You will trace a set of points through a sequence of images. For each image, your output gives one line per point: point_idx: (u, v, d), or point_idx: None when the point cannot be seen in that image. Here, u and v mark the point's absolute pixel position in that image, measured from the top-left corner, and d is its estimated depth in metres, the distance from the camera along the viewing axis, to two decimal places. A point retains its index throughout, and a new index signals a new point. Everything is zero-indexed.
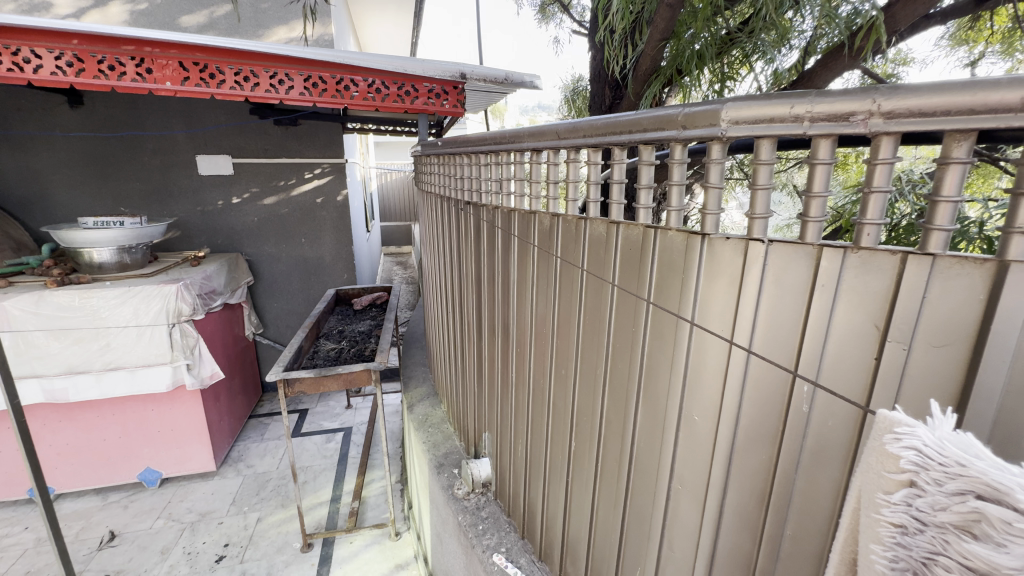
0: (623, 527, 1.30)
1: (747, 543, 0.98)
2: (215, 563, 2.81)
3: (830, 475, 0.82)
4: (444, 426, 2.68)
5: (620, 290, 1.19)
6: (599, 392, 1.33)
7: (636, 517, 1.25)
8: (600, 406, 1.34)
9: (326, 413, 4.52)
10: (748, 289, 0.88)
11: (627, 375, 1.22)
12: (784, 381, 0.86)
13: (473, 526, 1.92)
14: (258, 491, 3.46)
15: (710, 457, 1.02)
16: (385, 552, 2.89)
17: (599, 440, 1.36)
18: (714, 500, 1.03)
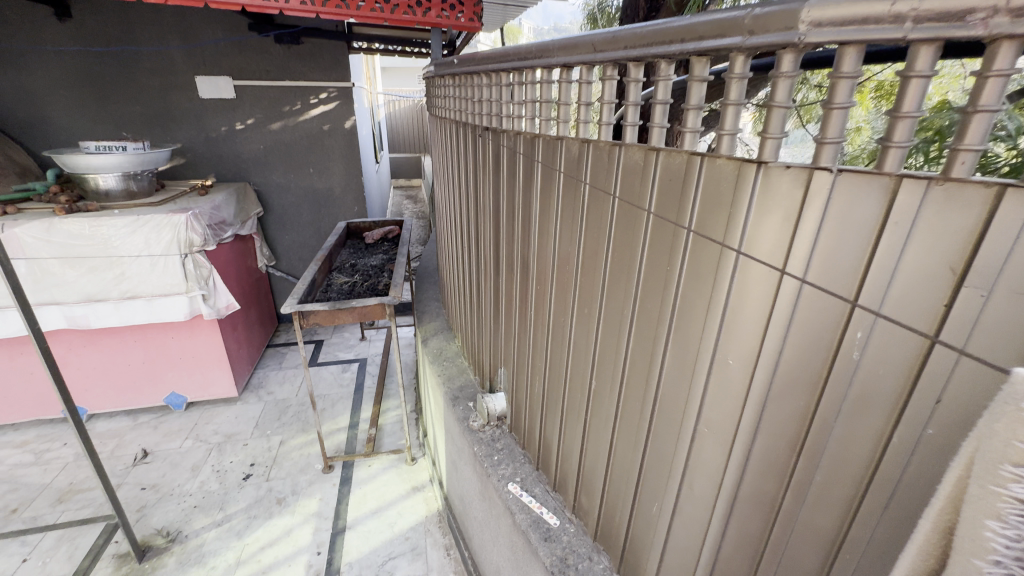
0: (642, 464, 1.30)
1: (773, 487, 0.97)
2: (242, 481, 2.98)
3: (871, 425, 0.78)
4: (458, 360, 2.71)
5: (655, 222, 1.10)
6: (626, 329, 1.28)
7: (656, 454, 1.25)
8: (625, 344, 1.30)
9: (341, 344, 4.63)
10: (806, 224, 0.79)
11: (657, 315, 1.16)
12: (834, 324, 0.79)
13: (489, 457, 1.96)
14: (279, 416, 3.60)
15: (741, 398, 0.99)
16: (401, 475, 3.03)
17: (622, 378, 1.33)
18: (741, 441, 1.01)
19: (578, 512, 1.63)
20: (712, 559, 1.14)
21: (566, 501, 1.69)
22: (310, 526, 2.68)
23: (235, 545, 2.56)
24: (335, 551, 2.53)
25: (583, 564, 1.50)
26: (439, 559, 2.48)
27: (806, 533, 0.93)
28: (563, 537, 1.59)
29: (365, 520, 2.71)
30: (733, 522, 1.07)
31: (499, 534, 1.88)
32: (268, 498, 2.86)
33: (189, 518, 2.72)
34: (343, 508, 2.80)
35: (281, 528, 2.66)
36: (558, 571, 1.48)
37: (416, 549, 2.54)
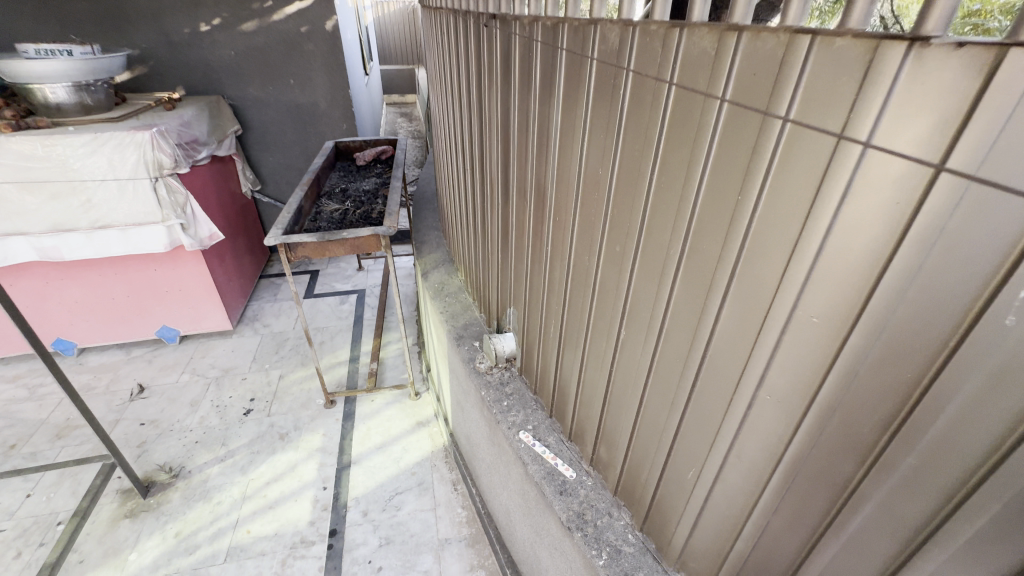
0: (678, 427, 1.13)
1: (847, 468, 0.80)
2: (243, 416, 2.92)
3: (1014, 411, 0.58)
4: (461, 295, 2.50)
5: (727, 122, 0.78)
6: (669, 271, 1.02)
7: (697, 418, 1.06)
8: (666, 290, 1.04)
9: (338, 275, 4.42)
10: (972, 133, 0.52)
11: (709, 260, 0.91)
12: (990, 274, 0.55)
13: (499, 403, 1.82)
14: (277, 349, 3.48)
15: (819, 364, 0.78)
16: (405, 410, 2.96)
17: (659, 329, 1.10)
18: (812, 412, 0.82)
19: (596, 464, 1.51)
20: (757, 531, 1.01)
21: (584, 452, 1.56)
22: (314, 461, 2.64)
23: (240, 481, 2.53)
24: (340, 486, 2.51)
25: (602, 520, 1.39)
26: (447, 493, 2.46)
27: (889, 520, 0.77)
28: (580, 491, 1.48)
29: (369, 456, 2.67)
30: (789, 498, 0.92)
31: (510, 480, 1.79)
32: (271, 434, 2.80)
33: (191, 454, 2.68)
34: (347, 443, 2.75)
35: (285, 463, 2.63)
36: (575, 527, 1.39)
37: (423, 484, 2.52)
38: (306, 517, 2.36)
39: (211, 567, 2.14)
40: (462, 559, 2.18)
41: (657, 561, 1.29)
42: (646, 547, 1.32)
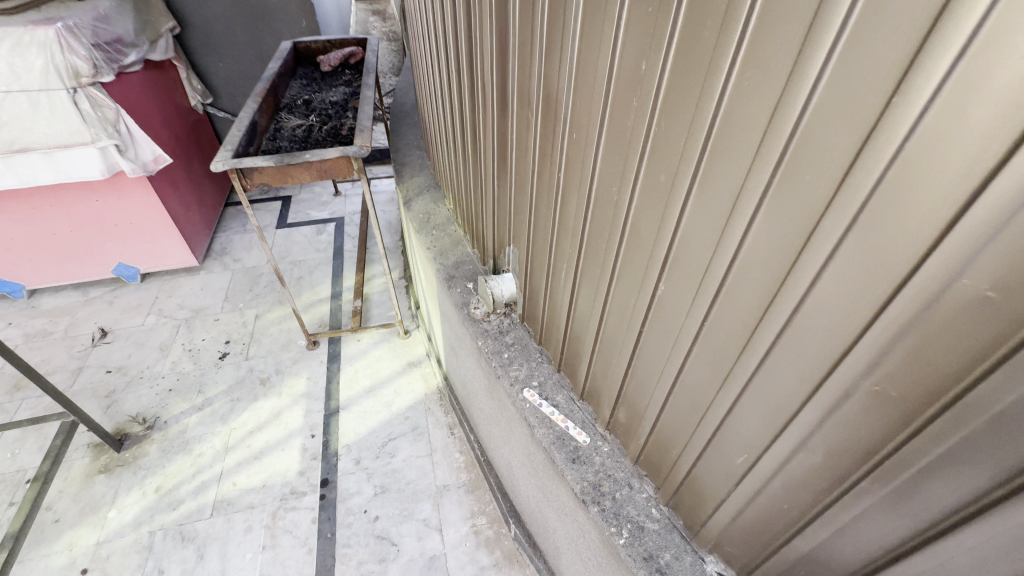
0: (731, 408, 0.90)
1: (982, 489, 0.58)
2: (219, 360, 2.70)
3: None
4: (451, 227, 2.18)
5: None
6: (746, 213, 0.71)
7: (762, 400, 0.83)
8: (736, 240, 0.75)
9: (313, 201, 4.02)
10: None
11: (813, 203, 0.61)
12: None
13: (499, 355, 1.60)
14: (251, 287, 3.19)
15: (974, 359, 0.53)
16: (395, 350, 2.77)
17: (717, 289, 0.82)
18: (945, 418, 0.58)
19: (614, 428, 1.31)
20: (823, 534, 0.82)
21: (599, 414, 1.36)
22: (300, 407, 2.48)
23: (221, 431, 2.37)
24: (330, 433, 2.36)
25: (621, 493, 1.23)
26: (443, 439, 2.33)
27: None
28: (594, 459, 1.30)
29: (359, 400, 2.51)
30: (875, 505, 0.72)
31: (513, 437, 1.62)
32: (250, 378, 2.61)
33: (166, 403, 2.49)
34: (334, 387, 2.58)
35: (268, 410, 2.46)
36: (591, 500, 1.22)
37: (418, 429, 2.38)
38: (295, 467, 2.23)
39: (198, 522, 2.04)
40: (462, 505, 2.09)
41: (684, 539, 1.14)
42: (672, 524, 1.16)
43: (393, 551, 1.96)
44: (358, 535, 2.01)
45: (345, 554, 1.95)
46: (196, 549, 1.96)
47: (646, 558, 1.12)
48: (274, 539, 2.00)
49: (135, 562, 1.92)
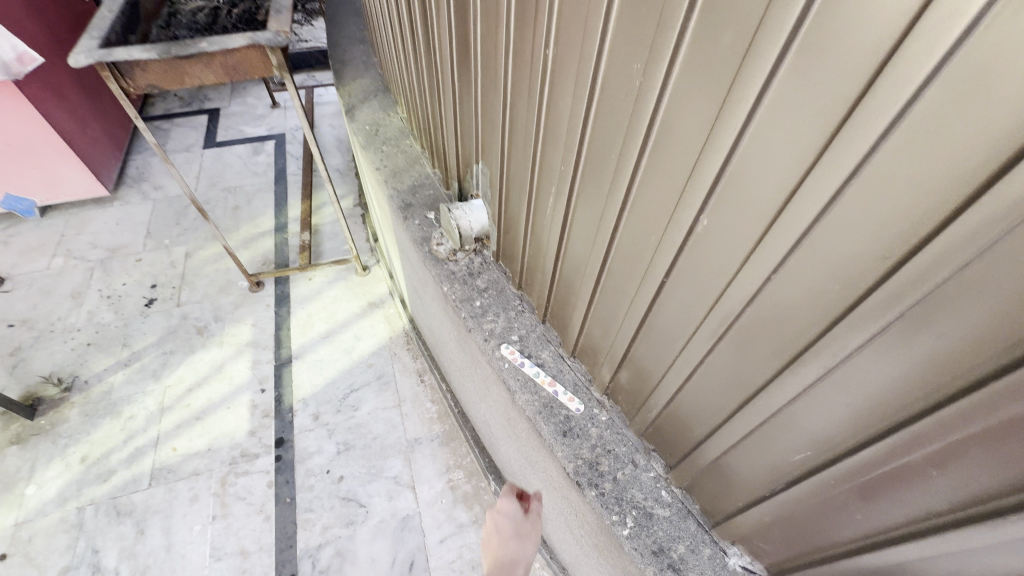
0: (799, 396, 0.64)
1: None
2: (145, 308, 2.33)
3: None
4: (405, 141, 1.76)
5: None
6: (899, 98, 0.38)
7: (863, 391, 0.56)
8: (863, 148, 0.43)
9: (246, 115, 3.41)
10: None
11: None
12: None
13: (469, 304, 1.30)
14: (178, 220, 2.72)
15: None
16: (353, 289, 2.43)
17: (809, 229, 0.52)
18: None
19: (615, 393, 1.06)
20: (913, 564, 0.60)
21: (596, 376, 1.10)
22: (245, 359, 2.17)
23: (154, 390, 2.07)
24: (282, 387, 2.09)
25: (624, 474, 1.00)
26: (412, 387, 2.09)
27: None
28: (590, 431, 1.06)
29: (314, 348, 2.21)
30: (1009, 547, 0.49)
31: (490, 397, 1.37)
32: (185, 328, 2.27)
33: (84, 361, 2.14)
34: (284, 335, 2.26)
35: (209, 363, 2.15)
36: (587, 483, 0.99)
37: (383, 378, 2.12)
38: (244, 427, 1.98)
39: (135, 494, 1.80)
40: (436, 460, 1.90)
41: (701, 527, 0.94)
42: (687, 510, 0.96)
43: (362, 514, 1.78)
44: (321, 498, 1.81)
45: (308, 519, 1.76)
46: (135, 524, 1.74)
47: (656, 552, 0.92)
48: (225, 507, 1.78)
49: (64, 543, 1.69)
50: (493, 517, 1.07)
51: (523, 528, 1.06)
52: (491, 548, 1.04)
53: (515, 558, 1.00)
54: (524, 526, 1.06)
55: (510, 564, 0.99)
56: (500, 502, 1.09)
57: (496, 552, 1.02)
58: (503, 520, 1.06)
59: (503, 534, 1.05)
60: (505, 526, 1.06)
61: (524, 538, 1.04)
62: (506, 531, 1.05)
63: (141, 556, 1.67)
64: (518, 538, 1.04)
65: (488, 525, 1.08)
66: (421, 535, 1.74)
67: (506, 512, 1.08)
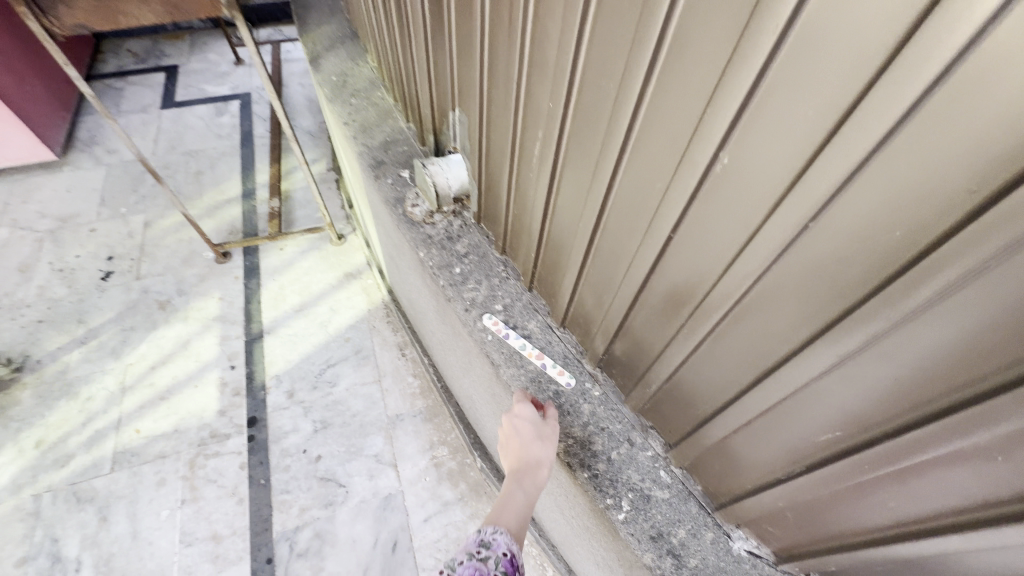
0: (828, 369, 0.55)
1: None
2: (102, 282, 2.16)
3: None
4: (376, 93, 1.59)
5: None
6: None
7: (922, 358, 0.47)
8: (960, 40, 0.32)
9: (207, 72, 3.15)
10: None
11: None
12: None
13: (448, 270, 1.17)
14: (135, 186, 2.52)
15: None
16: (328, 258, 2.28)
17: (868, 157, 0.41)
18: None
19: (609, 366, 0.96)
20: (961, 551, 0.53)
21: (588, 347, 1.00)
22: (213, 334, 2.04)
23: (114, 368, 1.93)
24: (253, 363, 1.96)
25: (619, 453, 0.91)
26: (393, 362, 1.98)
27: None
28: (582, 407, 0.97)
29: (287, 322, 2.08)
30: None
31: (473, 371, 1.27)
32: (146, 302, 2.11)
33: (36, 339, 1.99)
34: (255, 308, 2.12)
35: (173, 339, 2.01)
36: (579, 464, 0.90)
37: (361, 352, 2.01)
38: (214, 406, 1.86)
39: (96, 480, 1.69)
40: (419, 436, 1.82)
41: (703, 509, 0.86)
42: (688, 490, 0.88)
43: (341, 494, 1.69)
44: (297, 479, 1.72)
45: (284, 501, 1.67)
46: (97, 511, 1.63)
47: (654, 537, 0.84)
48: (194, 491, 1.68)
49: (21, 533, 1.59)
50: (509, 423, 0.93)
51: (544, 431, 0.90)
52: (511, 452, 0.94)
53: (539, 465, 0.90)
54: (545, 430, 0.90)
55: (534, 468, 0.91)
56: (516, 405, 0.95)
57: (516, 455, 0.92)
58: (521, 425, 0.92)
59: (522, 441, 0.92)
60: (522, 433, 0.91)
61: (546, 444, 0.90)
62: (525, 435, 0.91)
63: (105, 544, 1.58)
64: (539, 444, 0.90)
65: (504, 429, 0.95)
66: (404, 515, 1.66)
67: (524, 416, 0.93)
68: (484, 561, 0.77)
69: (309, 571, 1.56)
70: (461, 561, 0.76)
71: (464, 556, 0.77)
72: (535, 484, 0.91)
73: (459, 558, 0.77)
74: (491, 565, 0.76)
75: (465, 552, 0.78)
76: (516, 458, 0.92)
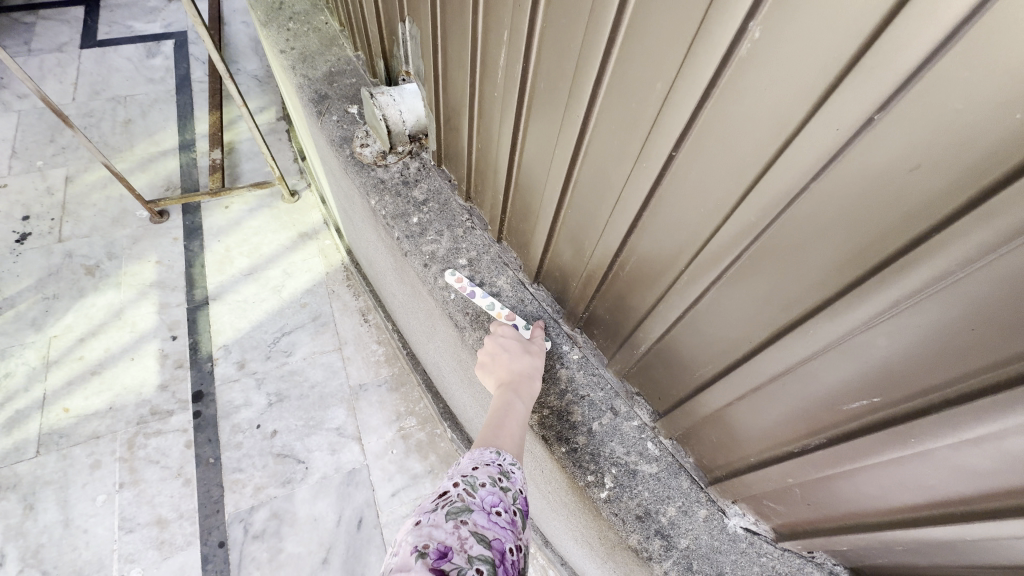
0: (867, 326, 0.43)
1: None
2: (17, 245, 1.91)
3: None
4: (317, 18, 1.36)
5: None
6: None
7: (1014, 305, 0.34)
8: None
9: (133, 7, 2.77)
10: None
11: None
12: None
13: (404, 220, 1.01)
14: (52, 137, 2.21)
15: None
16: (279, 217, 2.07)
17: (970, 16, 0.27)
18: None
19: (590, 326, 0.84)
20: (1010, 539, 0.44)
21: (566, 305, 0.87)
22: (150, 302, 1.83)
23: (36, 341, 1.73)
24: (198, 332, 1.78)
25: (602, 424, 0.80)
26: (354, 328, 1.83)
27: None
28: (560, 372, 0.84)
29: (235, 286, 1.89)
30: None
31: (438, 335, 1.13)
32: (70, 267, 1.88)
33: None
34: (197, 272, 1.91)
35: (104, 308, 1.80)
36: (557, 437, 0.79)
37: (319, 319, 1.84)
38: (153, 380, 1.68)
39: (19, 465, 1.51)
40: (384, 408, 1.69)
41: (695, 483, 0.76)
42: (679, 463, 0.78)
43: (300, 471, 1.56)
44: (251, 457, 1.58)
45: (236, 481, 1.54)
46: (22, 499, 1.47)
47: (641, 517, 0.73)
48: (134, 473, 1.52)
49: None
50: (493, 341, 0.83)
51: (532, 345, 0.83)
52: (495, 371, 0.81)
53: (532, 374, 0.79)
54: (533, 344, 0.83)
55: (527, 379, 0.79)
56: (496, 327, 0.86)
57: (505, 370, 0.80)
58: (506, 342, 0.83)
59: (509, 356, 0.81)
60: (510, 347, 0.82)
61: (537, 356, 0.82)
62: (513, 350, 0.82)
63: (32, 535, 1.42)
64: (530, 355, 0.81)
65: (485, 351, 0.83)
66: (369, 490, 1.55)
67: (508, 333, 0.84)
68: (505, 491, 0.62)
69: (266, 553, 1.45)
70: (482, 485, 0.61)
71: (485, 478, 0.61)
72: (531, 397, 0.78)
73: (479, 479, 0.61)
74: (511, 498, 0.62)
75: (485, 474, 0.62)
76: (505, 372, 0.79)
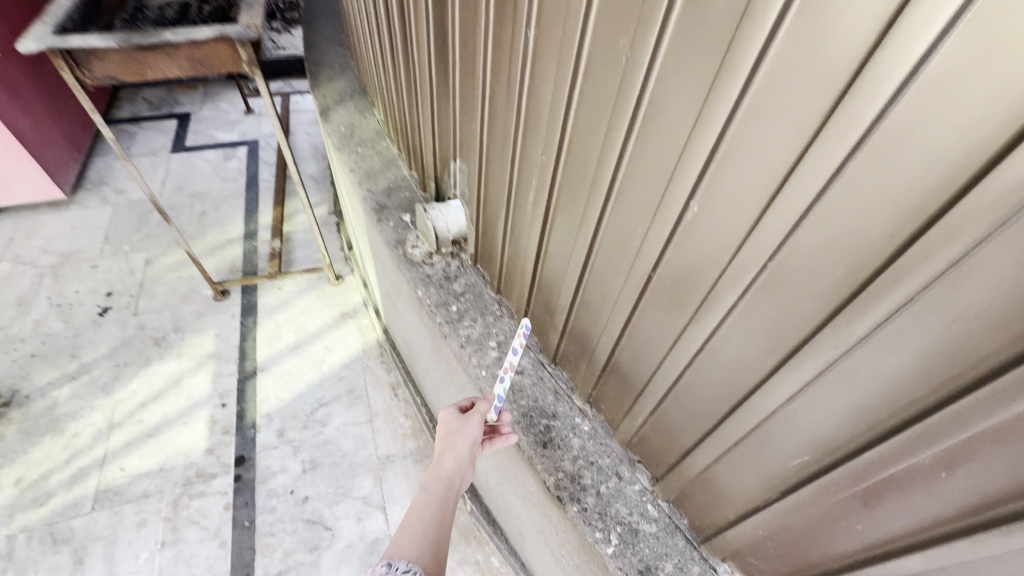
0: (791, 405, 0.61)
1: None
2: (98, 317, 2.19)
3: None
4: (380, 144, 1.70)
5: None
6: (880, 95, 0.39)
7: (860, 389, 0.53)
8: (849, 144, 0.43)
9: (217, 120, 3.31)
10: None
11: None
12: None
13: (444, 309, 1.23)
14: (139, 225, 2.58)
15: None
16: (325, 298, 2.33)
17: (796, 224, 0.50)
18: None
19: (597, 402, 1.01)
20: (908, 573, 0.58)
21: (577, 384, 1.05)
22: (206, 371, 2.04)
23: (103, 404, 1.93)
24: (245, 401, 1.96)
25: (607, 486, 0.94)
26: (385, 402, 1.99)
27: None
28: (571, 441, 1.00)
29: (281, 360, 2.10)
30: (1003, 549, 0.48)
31: None
32: (140, 338, 2.13)
33: (28, 372, 2.01)
34: (249, 345, 2.14)
35: (165, 376, 2.02)
36: (569, 497, 0.93)
37: (354, 392, 2.02)
38: (201, 445, 1.84)
39: (75, 520, 1.65)
40: (408, 479, 1.80)
41: (690, 543, 0.88)
42: (675, 524, 0.90)
43: (326, 538, 1.66)
44: (283, 522, 1.68)
45: (268, 545, 1.63)
46: (72, 553, 1.58)
47: (642, 570, 0.85)
48: (175, 533, 1.64)
49: None
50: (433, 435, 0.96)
51: (454, 426, 0.94)
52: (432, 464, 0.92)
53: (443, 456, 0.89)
54: (457, 424, 0.94)
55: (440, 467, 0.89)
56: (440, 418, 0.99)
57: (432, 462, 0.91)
58: (438, 432, 0.95)
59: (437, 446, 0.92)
60: (438, 436, 0.94)
61: (455, 436, 0.92)
62: (440, 438, 0.93)
63: None
64: (450, 437, 0.92)
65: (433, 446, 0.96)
66: None
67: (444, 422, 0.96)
68: None
69: None
70: None
71: None
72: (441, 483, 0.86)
73: None
74: None
75: None
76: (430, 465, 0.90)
